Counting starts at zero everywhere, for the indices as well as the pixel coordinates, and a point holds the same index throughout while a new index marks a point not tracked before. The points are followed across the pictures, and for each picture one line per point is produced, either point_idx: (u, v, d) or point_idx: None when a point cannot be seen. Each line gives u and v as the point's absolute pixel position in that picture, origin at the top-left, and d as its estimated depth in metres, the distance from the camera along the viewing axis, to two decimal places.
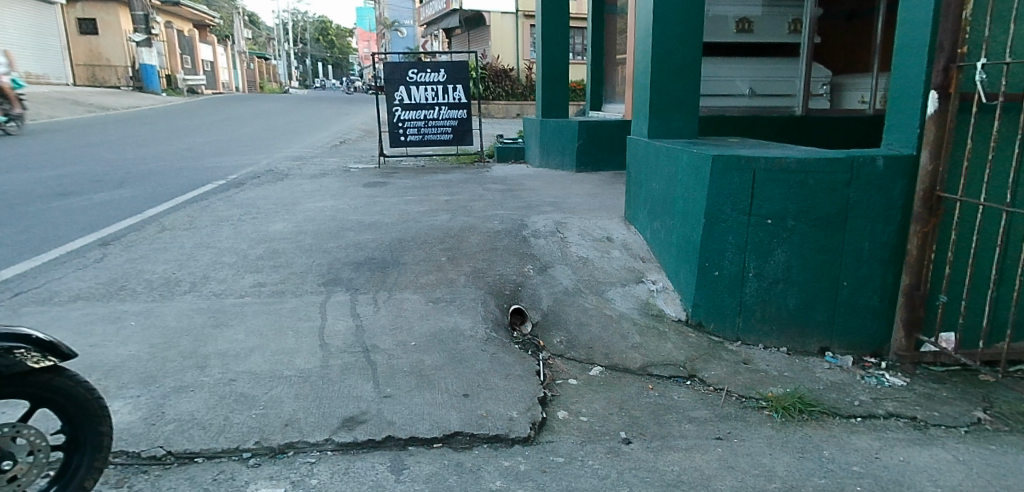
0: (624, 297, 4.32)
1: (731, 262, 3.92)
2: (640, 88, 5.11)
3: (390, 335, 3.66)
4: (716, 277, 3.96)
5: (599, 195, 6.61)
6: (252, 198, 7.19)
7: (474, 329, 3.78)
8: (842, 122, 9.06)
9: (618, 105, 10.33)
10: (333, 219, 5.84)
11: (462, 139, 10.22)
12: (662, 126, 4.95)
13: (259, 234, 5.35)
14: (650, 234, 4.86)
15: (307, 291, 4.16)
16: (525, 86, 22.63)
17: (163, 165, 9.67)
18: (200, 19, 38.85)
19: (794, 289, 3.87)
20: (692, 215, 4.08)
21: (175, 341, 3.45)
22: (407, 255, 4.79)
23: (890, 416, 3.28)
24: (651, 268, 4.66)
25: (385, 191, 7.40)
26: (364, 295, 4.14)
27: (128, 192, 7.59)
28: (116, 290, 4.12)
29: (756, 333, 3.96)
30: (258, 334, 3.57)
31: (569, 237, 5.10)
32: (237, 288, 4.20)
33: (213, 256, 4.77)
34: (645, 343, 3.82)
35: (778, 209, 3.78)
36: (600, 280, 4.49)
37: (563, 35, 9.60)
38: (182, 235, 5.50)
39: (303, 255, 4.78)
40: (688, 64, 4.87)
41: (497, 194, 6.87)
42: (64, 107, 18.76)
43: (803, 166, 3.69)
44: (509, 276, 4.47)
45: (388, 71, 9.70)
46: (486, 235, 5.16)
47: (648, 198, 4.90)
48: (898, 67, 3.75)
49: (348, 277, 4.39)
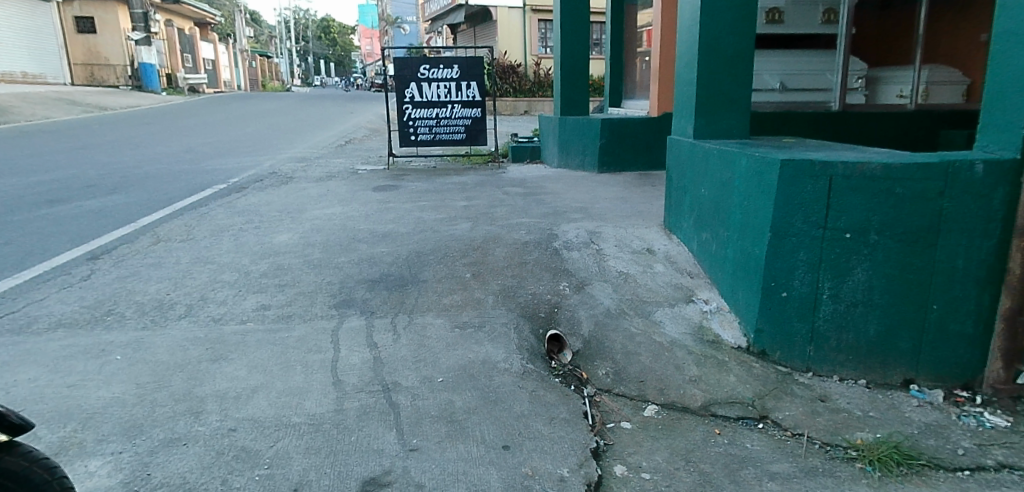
0: (674, 320, 3.82)
1: (802, 283, 3.44)
2: (684, 83, 4.63)
3: (414, 370, 3.18)
4: (784, 299, 3.49)
5: (629, 200, 6.15)
6: (254, 204, 6.73)
7: (508, 360, 3.31)
8: (882, 118, 8.54)
9: (639, 101, 9.84)
10: (342, 228, 5.37)
11: (476, 138, 9.74)
12: (709, 125, 4.45)
13: (263, 247, 4.89)
14: (697, 246, 4.38)
15: (316, 316, 3.69)
16: (532, 82, 22.31)
17: (161, 168, 9.21)
18: (200, 16, 38.38)
19: (876, 314, 3.38)
20: (754, 227, 3.62)
21: (166, 379, 2.97)
22: (426, 270, 4.32)
23: (1001, 468, 2.76)
24: (701, 285, 4.17)
25: (397, 196, 6.94)
26: (382, 319, 3.67)
27: (122, 198, 7.13)
28: (102, 316, 3.65)
29: (830, 363, 3.49)
30: (263, 370, 3.09)
31: (605, 249, 4.61)
32: (238, 312, 3.72)
33: (212, 273, 4.30)
34: (705, 376, 3.33)
35: (858, 221, 3.29)
36: (645, 300, 4.00)
37: (582, 27, 9.07)
38: (178, 248, 5.04)
39: (311, 272, 4.30)
40: (739, 56, 4.38)
41: (518, 198, 6.40)
42: (61, 108, 18.33)
43: (889, 172, 3.21)
44: (542, 296, 3.98)
45: (398, 66, 9.22)
46: (512, 247, 4.68)
47: (695, 205, 4.42)
48: (996, 57, 3.20)
49: (363, 298, 3.92)
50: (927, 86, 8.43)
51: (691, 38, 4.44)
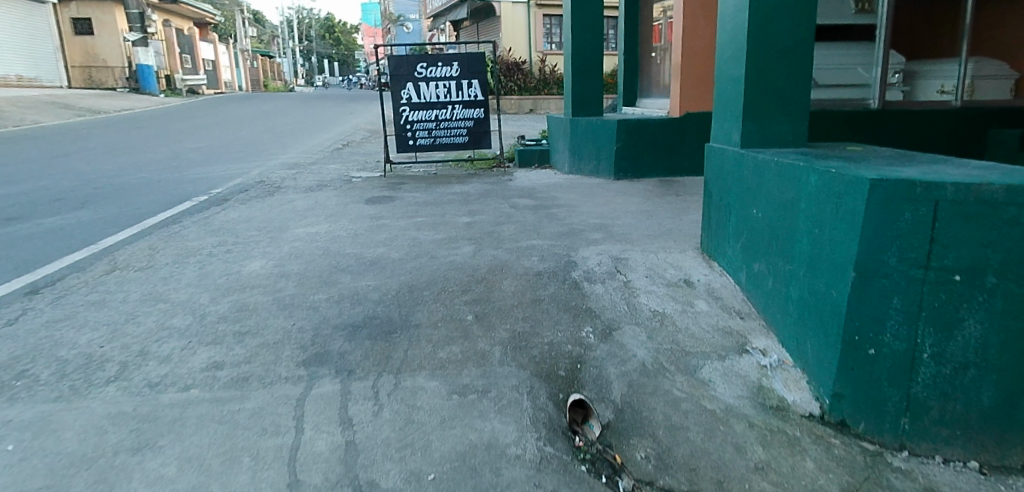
0: (726, 379, 3.06)
1: (895, 337, 2.67)
2: (727, 79, 3.89)
3: (397, 462, 2.43)
4: (871, 358, 2.73)
5: (654, 214, 5.39)
6: (232, 221, 5.99)
7: (520, 444, 2.56)
8: (924, 117, 7.69)
9: (656, 99, 9.06)
10: (325, 253, 4.63)
11: (479, 141, 8.99)
12: (760, 132, 3.68)
13: (229, 279, 4.16)
14: (746, 279, 3.63)
15: (279, 378, 2.95)
16: (538, 79, 21.42)
17: (140, 178, 8.50)
18: (200, 16, 37.70)
19: (991, 379, 2.60)
20: (829, 264, 2.85)
21: (65, 484, 2.25)
22: (419, 311, 3.57)
23: None
24: (754, 329, 3.40)
25: (391, 209, 6.19)
26: (361, 381, 2.92)
27: (87, 214, 6.41)
28: (11, 380, 2.92)
29: (929, 438, 2.73)
30: (197, 467, 2.35)
31: (634, 281, 3.85)
32: (182, 374, 2.98)
33: (162, 317, 3.57)
34: (775, 463, 2.58)
35: (973, 259, 2.51)
36: (687, 351, 3.23)
37: (593, 19, 8.26)
38: (131, 279, 4.30)
39: (280, 314, 3.56)
40: (795, 48, 3.59)
41: (528, 213, 5.64)
42: (52, 112, 17.70)
43: (1014, 197, 2.44)
44: (561, 346, 3.21)
45: (394, 65, 8.50)
46: (523, 279, 3.92)
47: (744, 227, 3.67)
48: None
49: (340, 351, 3.17)
50: (973, 80, 7.62)
51: (736, 27, 3.71)
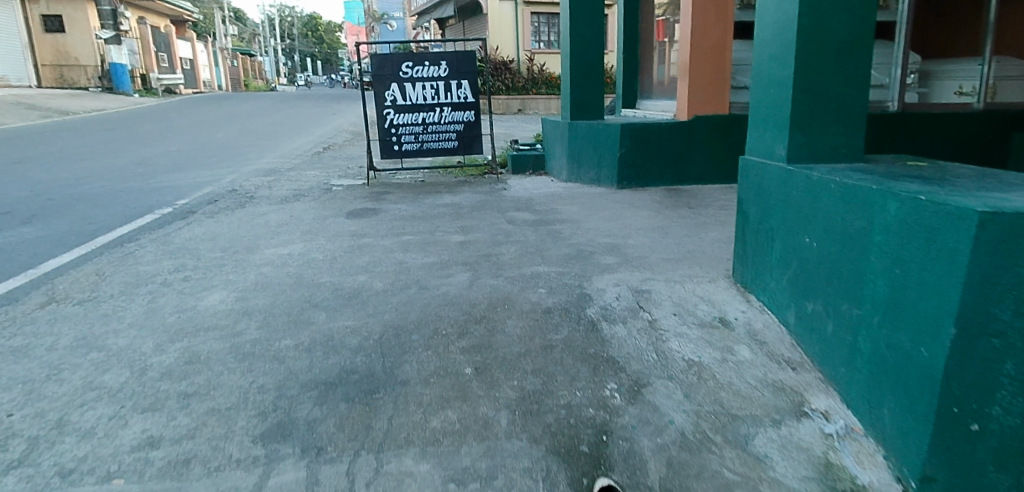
0: (785, 452, 2.45)
1: (1007, 410, 2.01)
2: (771, 84, 3.34)
3: None
4: (974, 437, 2.05)
5: (669, 232, 4.84)
6: (195, 238, 5.34)
7: None
8: (944, 120, 7.20)
9: (658, 101, 8.54)
10: (298, 282, 4.03)
11: (470, 146, 8.38)
12: (809, 145, 3.12)
13: (183, 318, 3.53)
14: (797, 320, 3.10)
15: (229, 460, 2.33)
16: (526, 78, 20.85)
17: (100, 187, 7.79)
18: (177, 13, 36.58)
19: None
20: (913, 313, 2.21)
21: None
22: (407, 362, 2.98)
23: None
24: (809, 385, 2.84)
25: (374, 224, 5.60)
26: (334, 465, 2.31)
27: (32, 231, 5.72)
28: None
29: None
30: None
31: (660, 323, 3.30)
32: (107, 455, 2.35)
33: (93, 373, 2.93)
34: None
35: None
36: (735, 414, 2.65)
37: (593, 16, 7.69)
38: (66, 317, 3.64)
39: (237, 368, 2.94)
40: (850, 46, 3.04)
41: (528, 230, 5.07)
42: (16, 113, 16.83)
43: None
44: (582, 410, 2.64)
45: (377, 64, 7.87)
46: (529, 319, 3.36)
47: (793, 258, 3.11)
48: None
49: (309, 420, 2.55)
50: (995, 81, 7.13)
51: (783, 20, 3.17)
